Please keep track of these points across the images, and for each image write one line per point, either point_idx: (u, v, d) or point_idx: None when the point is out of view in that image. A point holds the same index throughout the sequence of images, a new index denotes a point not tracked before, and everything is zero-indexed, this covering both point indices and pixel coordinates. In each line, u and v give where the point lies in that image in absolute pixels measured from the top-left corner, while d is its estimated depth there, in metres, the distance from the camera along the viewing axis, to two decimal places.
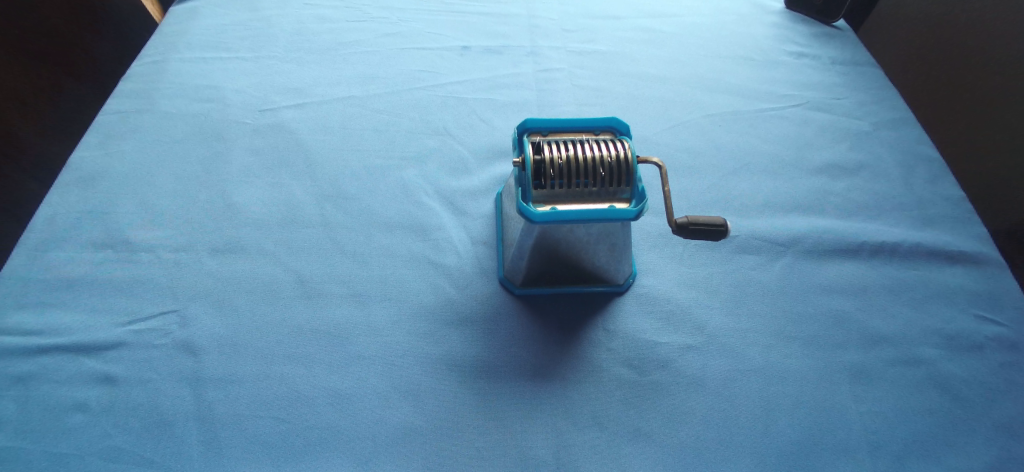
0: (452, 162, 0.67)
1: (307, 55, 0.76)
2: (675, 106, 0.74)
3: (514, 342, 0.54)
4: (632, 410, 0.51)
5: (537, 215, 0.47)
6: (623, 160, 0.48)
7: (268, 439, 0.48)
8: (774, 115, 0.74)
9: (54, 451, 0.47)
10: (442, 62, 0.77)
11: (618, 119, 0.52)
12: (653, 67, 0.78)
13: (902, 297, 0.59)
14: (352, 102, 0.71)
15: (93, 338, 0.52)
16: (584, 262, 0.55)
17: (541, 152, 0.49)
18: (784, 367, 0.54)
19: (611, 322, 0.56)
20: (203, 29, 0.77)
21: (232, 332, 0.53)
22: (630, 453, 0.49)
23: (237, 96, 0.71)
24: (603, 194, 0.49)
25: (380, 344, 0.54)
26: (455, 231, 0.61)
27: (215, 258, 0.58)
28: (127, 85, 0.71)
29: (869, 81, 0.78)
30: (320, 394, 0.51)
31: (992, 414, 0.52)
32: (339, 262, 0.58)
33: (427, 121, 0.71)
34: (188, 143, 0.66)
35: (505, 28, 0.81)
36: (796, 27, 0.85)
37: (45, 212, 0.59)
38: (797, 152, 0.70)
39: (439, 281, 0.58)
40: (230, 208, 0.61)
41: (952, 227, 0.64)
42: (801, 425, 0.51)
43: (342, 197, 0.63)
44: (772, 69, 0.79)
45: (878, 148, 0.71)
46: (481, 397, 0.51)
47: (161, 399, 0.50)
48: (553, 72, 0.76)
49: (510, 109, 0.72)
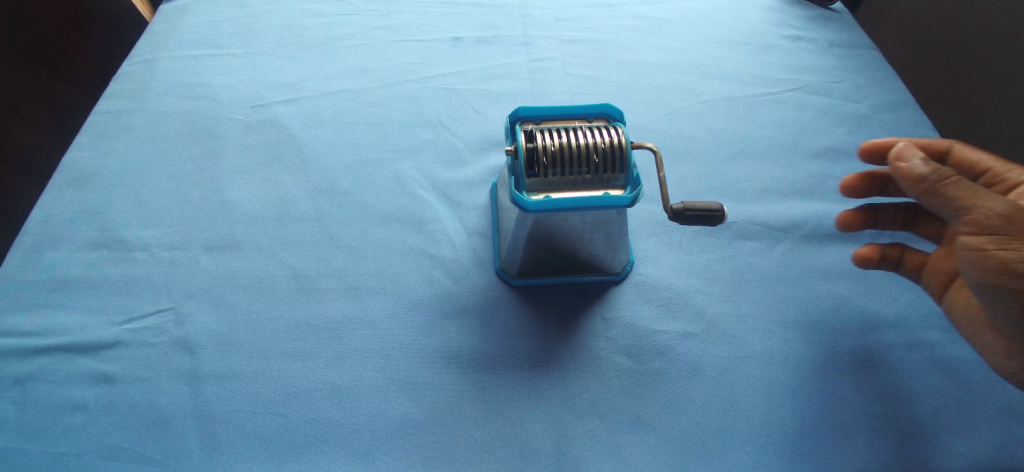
0: (445, 153, 0.67)
1: (298, 51, 0.75)
2: (671, 93, 0.73)
3: (511, 333, 0.54)
4: (631, 400, 0.50)
5: (531, 204, 0.46)
6: (616, 147, 0.48)
7: (267, 435, 0.48)
8: (770, 100, 0.73)
9: (53, 450, 0.47)
10: (434, 54, 0.76)
11: (610, 105, 0.51)
12: (648, 54, 0.78)
13: (902, 280, 0.58)
14: (344, 96, 0.71)
15: (89, 337, 0.52)
16: (580, 252, 0.55)
17: (533, 140, 0.48)
18: (784, 352, 0.54)
19: (609, 311, 0.55)
20: (194, 27, 0.77)
21: (228, 328, 0.53)
22: (630, 441, 0.49)
23: (229, 93, 0.70)
24: (597, 182, 0.48)
25: (377, 338, 0.53)
26: (451, 222, 0.61)
27: (210, 256, 0.57)
28: (119, 86, 0.71)
29: (866, 63, 0.77)
30: (317, 389, 0.51)
31: (996, 396, 0.52)
32: (334, 257, 0.58)
33: (419, 113, 0.70)
34: (180, 141, 0.66)
35: (497, 18, 0.80)
36: (792, 10, 0.83)
37: (39, 214, 0.59)
38: (794, 136, 0.70)
39: (434, 273, 0.57)
40: (224, 204, 0.61)
41: None
42: (802, 410, 0.50)
43: (336, 191, 0.63)
44: (767, 54, 0.78)
45: (876, 130, 0.70)
46: (479, 389, 0.51)
47: (158, 397, 0.50)
48: (546, 62, 0.76)
49: (503, 100, 0.72)
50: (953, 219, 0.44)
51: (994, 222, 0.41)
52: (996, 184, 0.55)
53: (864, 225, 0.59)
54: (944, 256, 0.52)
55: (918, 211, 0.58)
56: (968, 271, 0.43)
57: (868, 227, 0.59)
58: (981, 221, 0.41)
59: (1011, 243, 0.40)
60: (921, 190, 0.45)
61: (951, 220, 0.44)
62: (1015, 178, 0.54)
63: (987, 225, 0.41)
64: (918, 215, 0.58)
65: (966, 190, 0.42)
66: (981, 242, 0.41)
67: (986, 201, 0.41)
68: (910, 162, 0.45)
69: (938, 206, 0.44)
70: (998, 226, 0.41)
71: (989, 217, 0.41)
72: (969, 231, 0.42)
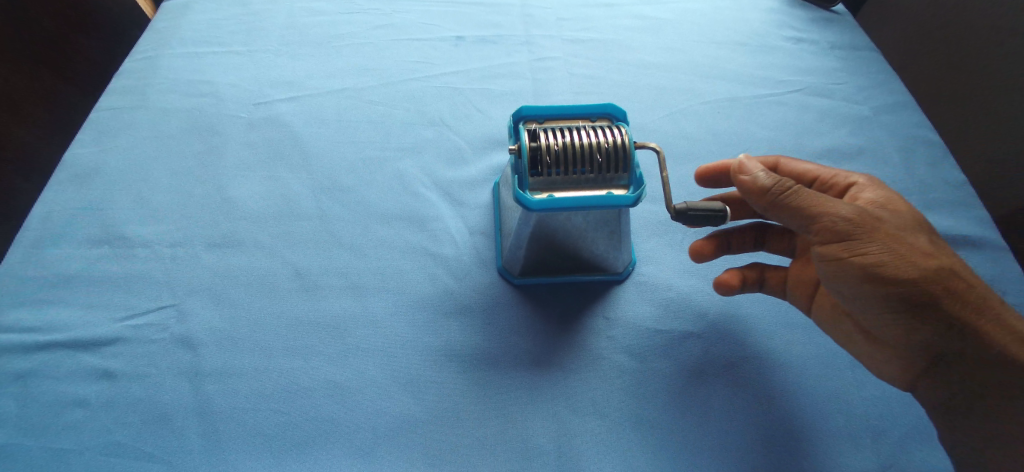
0: (447, 152, 0.67)
1: (299, 48, 0.75)
2: (673, 94, 0.74)
3: (513, 332, 0.54)
4: (631, 400, 0.51)
5: (535, 203, 0.46)
6: (619, 146, 0.48)
7: (269, 432, 0.48)
8: (772, 101, 0.73)
9: (55, 447, 0.47)
10: (436, 53, 0.76)
11: (614, 105, 0.51)
12: (650, 55, 0.78)
13: None
14: (346, 95, 0.71)
15: (91, 334, 0.52)
16: (583, 251, 0.55)
17: (537, 139, 0.48)
18: (785, 352, 0.54)
19: (610, 310, 0.55)
20: (195, 24, 0.77)
21: (230, 326, 0.53)
22: (630, 441, 0.49)
23: (231, 90, 0.70)
24: (601, 182, 0.48)
25: (379, 335, 0.53)
26: (453, 221, 0.61)
27: (212, 253, 0.57)
28: (120, 83, 0.70)
29: (867, 65, 0.77)
30: (319, 386, 0.51)
31: None
32: (336, 255, 0.58)
33: (421, 112, 0.70)
34: (182, 139, 0.65)
35: (500, 17, 0.80)
36: (793, 11, 0.84)
37: (41, 210, 0.59)
38: (796, 138, 0.70)
39: (436, 271, 0.57)
40: (226, 202, 0.61)
41: (954, 211, 0.63)
42: (802, 410, 0.51)
43: (338, 189, 0.63)
44: (769, 56, 0.78)
45: (877, 132, 0.70)
46: (481, 387, 0.51)
47: (160, 394, 0.50)
48: (548, 61, 0.76)
49: (505, 99, 0.72)
50: (803, 229, 0.48)
51: (844, 227, 0.46)
52: (829, 190, 0.57)
53: (724, 252, 0.58)
54: (805, 266, 0.55)
55: (764, 231, 0.59)
56: (825, 274, 0.48)
57: (721, 253, 0.58)
58: (832, 229, 0.46)
59: (859, 245, 0.46)
60: (768, 203, 0.49)
61: (798, 229, 0.49)
62: (841, 181, 0.56)
63: (838, 231, 0.46)
64: (765, 234, 0.59)
65: (812, 201, 0.47)
66: (835, 247, 0.47)
67: (832, 209, 0.46)
68: (753, 175, 0.49)
69: (788, 218, 0.48)
70: (847, 231, 0.46)
71: (838, 224, 0.46)
72: (821, 239, 0.47)
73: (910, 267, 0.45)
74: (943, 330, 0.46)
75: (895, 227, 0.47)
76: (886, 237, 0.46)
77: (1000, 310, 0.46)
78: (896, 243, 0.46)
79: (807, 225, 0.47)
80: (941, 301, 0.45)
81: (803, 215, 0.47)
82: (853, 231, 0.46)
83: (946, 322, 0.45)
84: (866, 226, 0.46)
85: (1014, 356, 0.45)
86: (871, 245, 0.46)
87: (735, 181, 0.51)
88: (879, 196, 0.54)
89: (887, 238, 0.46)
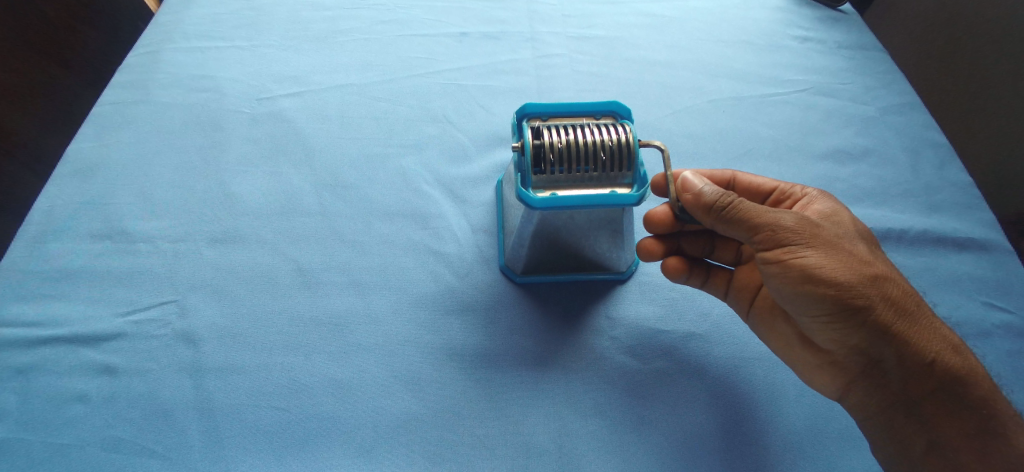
0: (451, 149, 0.66)
1: (302, 44, 0.75)
2: (678, 92, 0.73)
3: (515, 331, 0.54)
4: (619, 402, 0.50)
5: (537, 201, 0.46)
6: (624, 144, 0.47)
7: (269, 429, 0.48)
8: (778, 101, 0.73)
9: (55, 442, 0.47)
10: (441, 49, 0.75)
11: (619, 102, 0.51)
12: (656, 52, 0.77)
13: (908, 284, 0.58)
14: (349, 91, 0.70)
15: (93, 328, 0.52)
16: (586, 250, 0.55)
17: (540, 137, 0.48)
18: None
19: (614, 310, 0.55)
20: (198, 18, 0.76)
21: (232, 322, 0.53)
22: (619, 442, 0.48)
23: (234, 86, 0.70)
24: (605, 180, 0.48)
25: (380, 333, 0.53)
26: (455, 219, 0.61)
27: (214, 249, 0.57)
28: (122, 76, 0.70)
29: (875, 64, 0.77)
30: (320, 384, 0.50)
31: None
32: (339, 252, 0.58)
33: (426, 108, 0.70)
34: (184, 134, 0.65)
35: (504, 13, 0.79)
36: (801, 9, 0.83)
37: (43, 204, 0.59)
38: (801, 138, 0.69)
39: (438, 270, 0.57)
40: (228, 197, 0.61)
41: (960, 213, 0.63)
42: (807, 413, 0.50)
43: (340, 186, 0.62)
44: (775, 54, 0.78)
45: (884, 133, 0.70)
46: (481, 386, 0.50)
47: (161, 390, 0.49)
48: (553, 58, 0.75)
49: (509, 96, 0.71)
50: (747, 238, 0.47)
51: (785, 235, 0.46)
52: (783, 201, 0.56)
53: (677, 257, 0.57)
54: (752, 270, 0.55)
55: (715, 237, 0.58)
56: (769, 282, 0.48)
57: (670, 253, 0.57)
58: (774, 236, 0.46)
59: (801, 251, 0.45)
60: (711, 215, 0.48)
61: (742, 238, 0.48)
62: (794, 194, 0.55)
63: (780, 239, 0.46)
64: (715, 240, 0.58)
65: (753, 209, 0.46)
66: (778, 254, 0.46)
67: (774, 218, 0.46)
68: (695, 191, 0.48)
69: (731, 229, 0.48)
70: (788, 238, 0.46)
71: (779, 232, 0.46)
72: (765, 247, 0.47)
73: (849, 273, 0.45)
74: (881, 336, 0.45)
75: (834, 234, 0.47)
76: (827, 244, 0.46)
77: (932, 319, 0.47)
78: (837, 249, 0.46)
79: (749, 234, 0.47)
80: (880, 309, 0.45)
81: (745, 225, 0.47)
82: (795, 238, 0.45)
83: (883, 329, 0.45)
84: (807, 234, 0.46)
85: (946, 365, 0.45)
86: (812, 251, 0.45)
87: (682, 194, 0.50)
88: (826, 207, 0.53)
89: (828, 245, 0.46)
